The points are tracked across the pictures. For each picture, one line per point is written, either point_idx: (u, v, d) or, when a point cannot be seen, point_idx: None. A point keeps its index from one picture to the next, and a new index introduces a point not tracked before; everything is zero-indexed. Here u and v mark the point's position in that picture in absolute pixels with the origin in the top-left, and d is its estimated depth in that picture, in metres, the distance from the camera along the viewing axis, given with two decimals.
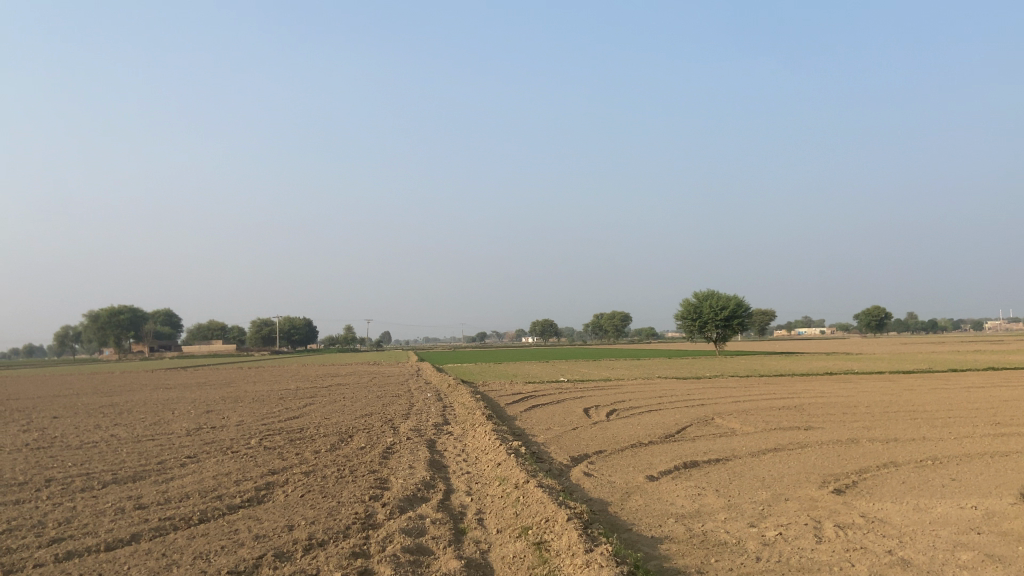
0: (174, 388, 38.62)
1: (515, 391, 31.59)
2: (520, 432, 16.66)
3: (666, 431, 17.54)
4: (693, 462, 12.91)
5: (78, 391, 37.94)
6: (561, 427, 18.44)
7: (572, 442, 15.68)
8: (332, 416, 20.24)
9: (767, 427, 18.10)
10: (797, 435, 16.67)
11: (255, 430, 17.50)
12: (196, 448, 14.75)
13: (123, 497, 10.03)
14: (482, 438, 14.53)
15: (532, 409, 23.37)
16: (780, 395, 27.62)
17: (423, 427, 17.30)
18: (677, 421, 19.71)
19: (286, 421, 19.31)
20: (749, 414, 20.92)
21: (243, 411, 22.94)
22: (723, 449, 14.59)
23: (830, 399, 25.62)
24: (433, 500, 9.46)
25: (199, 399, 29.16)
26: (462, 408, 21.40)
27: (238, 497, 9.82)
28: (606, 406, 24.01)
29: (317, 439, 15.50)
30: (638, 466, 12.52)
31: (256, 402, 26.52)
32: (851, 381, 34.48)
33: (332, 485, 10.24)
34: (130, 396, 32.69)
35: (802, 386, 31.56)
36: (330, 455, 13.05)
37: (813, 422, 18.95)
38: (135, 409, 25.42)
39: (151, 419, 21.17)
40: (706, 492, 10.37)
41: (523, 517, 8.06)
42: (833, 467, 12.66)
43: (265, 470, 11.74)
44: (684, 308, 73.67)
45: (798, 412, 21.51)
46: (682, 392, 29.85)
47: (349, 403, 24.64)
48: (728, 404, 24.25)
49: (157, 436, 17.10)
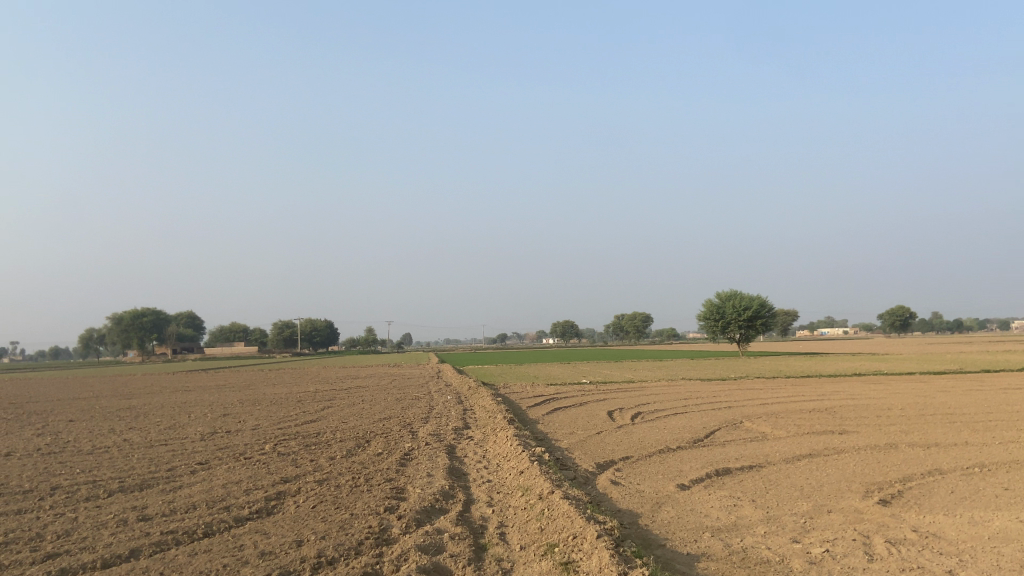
0: (194, 390, 38.50)
1: (537, 393, 30.95)
2: (543, 436, 16.05)
3: (695, 435, 16.87)
4: (727, 469, 12.24)
5: (97, 394, 37.90)
6: (584, 431, 17.81)
7: (597, 447, 15.06)
8: (350, 420, 19.75)
9: (800, 431, 17.36)
10: (833, 440, 15.90)
11: (271, 435, 17.05)
12: (209, 454, 14.30)
13: (126, 507, 9.57)
14: (503, 443, 13.94)
15: (554, 412, 22.74)
16: (810, 397, 26.80)
17: (443, 431, 16.75)
18: (705, 424, 19.00)
19: (302, 425, 18.86)
20: (779, 418, 20.13)
21: (259, 414, 22.54)
22: (756, 455, 13.89)
23: (862, 401, 24.71)
24: (451, 512, 8.90)
25: (218, 402, 28.87)
26: (482, 412, 20.84)
27: (246, 508, 9.31)
28: (631, 409, 23.34)
29: (333, 444, 15.00)
30: (668, 474, 11.88)
31: (273, 405, 26.13)
32: (882, 382, 33.51)
33: (345, 495, 9.72)
34: (149, 399, 32.53)
35: (831, 388, 30.62)
36: (346, 462, 12.53)
37: (847, 426, 18.18)
38: (152, 412, 25.13)
39: (166, 423, 20.84)
40: (743, 503, 9.70)
41: (549, 534, 7.47)
42: (876, 475, 11.94)
43: (276, 478, 11.24)
44: (707, 308, 72.56)
45: (831, 415, 20.72)
46: (707, 394, 29.03)
47: (367, 406, 24.17)
48: (757, 407, 23.42)
49: (171, 441, 16.70)
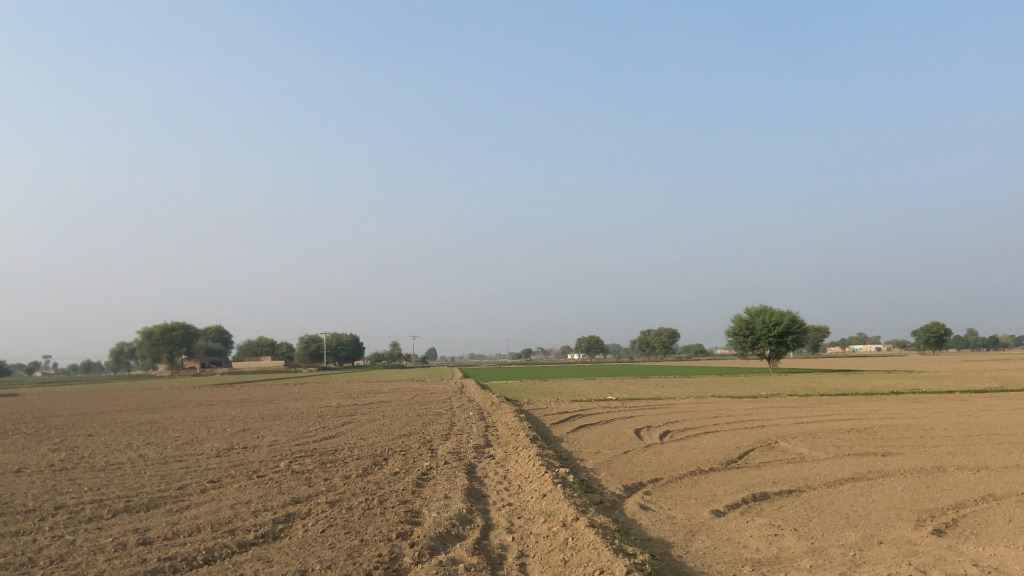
0: (217, 404, 38.34)
1: (562, 410, 30.29)
2: (568, 456, 15.38)
3: (728, 456, 16.07)
4: (764, 494, 11.46)
5: (121, 408, 37.76)
6: (611, 451, 17.09)
7: (624, 468, 14.35)
8: (369, 436, 19.21)
9: (840, 452, 16.49)
10: (876, 462, 15.01)
11: (287, 451, 16.59)
12: (222, 471, 13.83)
13: (128, 530, 9.08)
14: (525, 463, 13.29)
15: (579, 429, 22.02)
16: (847, 416, 25.80)
17: (463, 449, 16.12)
18: (738, 444, 18.19)
19: (320, 442, 18.38)
20: (817, 438, 19.20)
21: (279, 430, 22.10)
22: (794, 478, 13.08)
23: (903, 421, 23.64)
24: (468, 539, 8.30)
25: (239, 416, 28.57)
26: (506, 429, 20.22)
27: (251, 531, 8.76)
28: (659, 427, 22.53)
29: (349, 462, 14.46)
30: (701, 498, 11.13)
31: (294, 421, 25.73)
32: (921, 401, 32.26)
33: (357, 519, 9.14)
34: (172, 413, 32.37)
35: (868, 407, 29.48)
36: (360, 482, 11.97)
37: (889, 447, 17.25)
38: (172, 427, 24.80)
39: (185, 438, 20.51)
40: (785, 532, 8.96)
41: (572, 567, 6.83)
42: (927, 501, 11.08)
43: (288, 499, 10.70)
44: (736, 323, 71.25)
45: (871, 435, 19.75)
46: (738, 413, 28.11)
47: (389, 422, 23.63)
48: (791, 427, 22.47)
49: (186, 457, 16.30)
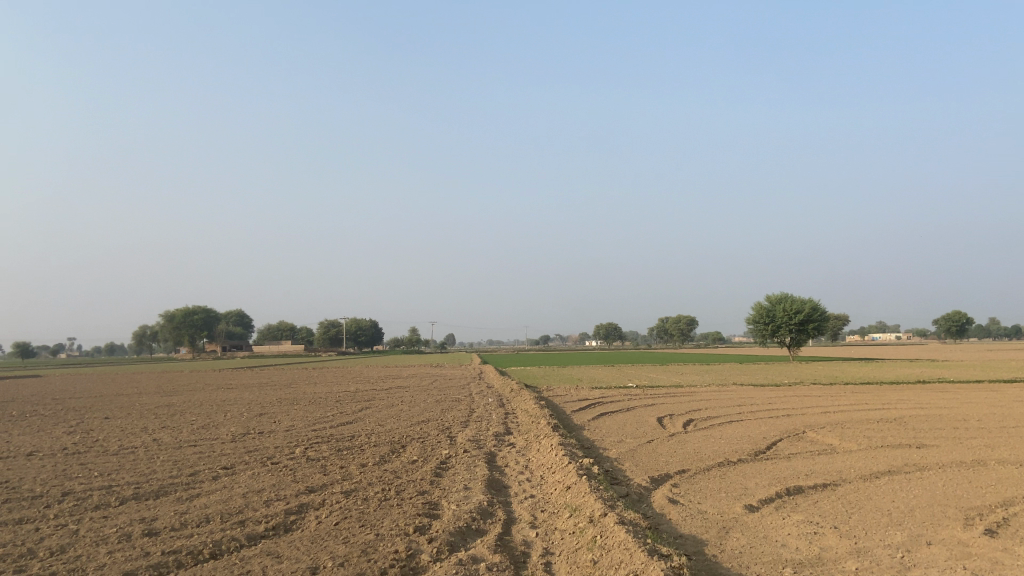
0: (235, 388, 38.28)
1: (582, 397, 29.78)
2: (591, 445, 14.87)
3: (755, 446, 15.49)
4: (798, 488, 10.89)
5: (139, 391, 37.75)
6: (634, 439, 16.57)
7: (649, 458, 13.84)
8: (387, 423, 18.81)
9: (872, 444, 15.84)
10: (912, 455, 14.35)
11: (302, 437, 16.22)
12: (236, 458, 13.49)
13: (134, 522, 8.71)
14: (547, 452, 12.79)
15: (600, 417, 21.52)
16: (875, 406, 25.05)
17: (483, 437, 15.66)
18: (764, 434, 17.59)
19: (337, 428, 18.00)
20: (846, 429, 18.55)
21: (295, 414, 21.86)
22: (828, 471, 12.49)
23: (934, 411, 22.86)
24: (490, 534, 7.85)
25: (256, 401, 28.29)
26: (526, 417, 19.74)
27: (262, 523, 8.37)
28: (682, 416, 21.93)
29: (365, 449, 14.06)
30: (732, 492, 10.57)
31: (311, 405, 25.47)
32: (949, 391, 31.35)
33: (372, 511, 8.72)
34: (189, 396, 32.18)
35: (895, 397, 28.69)
36: (377, 471, 11.56)
37: (923, 439, 16.56)
38: (188, 411, 24.56)
39: (200, 422, 20.26)
40: (825, 530, 8.44)
41: (602, 569, 6.34)
42: (972, 497, 10.45)
43: (301, 488, 10.32)
44: (756, 311, 70.33)
45: (902, 426, 19.06)
46: (762, 401, 27.46)
47: (406, 408, 23.22)
48: (818, 416, 21.81)
49: (200, 442, 16.00)
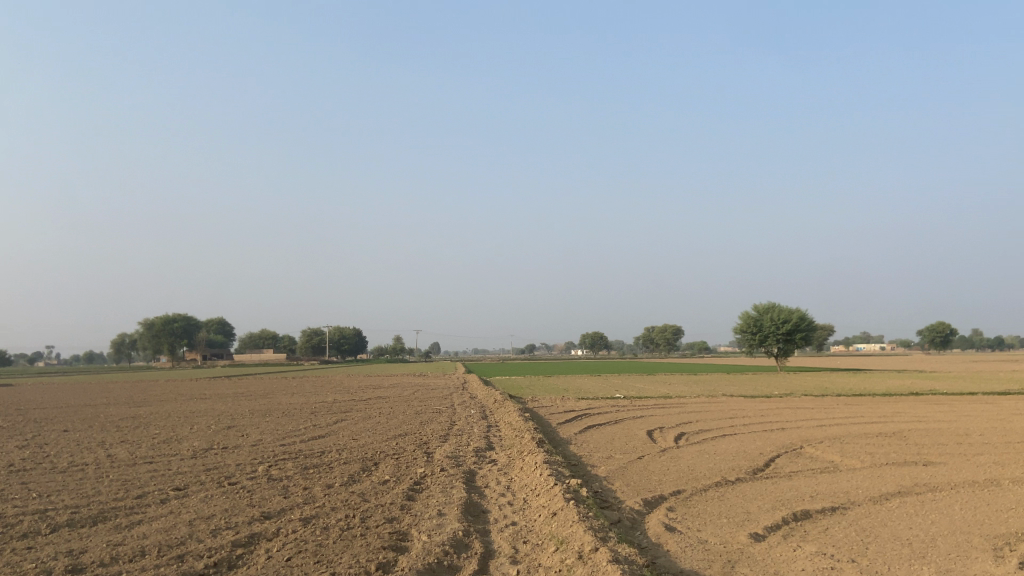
0: (210, 398, 36.98)
1: (568, 408, 28.77)
2: (579, 463, 13.85)
3: (753, 463, 14.55)
4: (806, 512, 9.92)
5: (109, 400, 36.39)
6: (623, 455, 15.61)
7: (641, 477, 12.84)
8: (361, 437, 17.71)
9: (877, 460, 14.93)
10: (921, 474, 13.45)
11: (269, 453, 15.13)
12: (192, 477, 12.36)
13: (56, 556, 7.62)
14: (531, 472, 11.78)
15: (587, 430, 20.55)
16: (872, 418, 24.20)
17: (463, 453, 14.61)
18: (760, 450, 16.68)
19: (307, 442, 16.89)
20: (845, 444, 17.63)
21: (266, 427, 20.74)
22: (834, 492, 11.53)
23: (934, 425, 22.00)
24: (464, 572, 6.83)
25: (228, 412, 27.01)
26: (509, 430, 18.72)
27: (202, 559, 7.30)
28: (672, 429, 20.98)
29: (334, 467, 12.99)
30: (734, 518, 9.57)
31: (285, 417, 24.34)
32: (945, 403, 30.62)
33: (332, 543, 7.68)
34: (159, 407, 30.90)
35: (890, 408, 27.89)
36: (343, 492, 10.49)
37: (929, 456, 15.68)
38: (155, 423, 23.32)
39: (163, 436, 19.07)
40: (843, 565, 7.49)
41: None
42: (996, 524, 9.52)
43: (255, 514, 9.22)
44: (744, 321, 69.72)
45: (904, 441, 18.18)
46: (754, 413, 26.60)
47: (384, 421, 22.10)
48: (814, 430, 20.91)
49: (157, 459, 14.82)
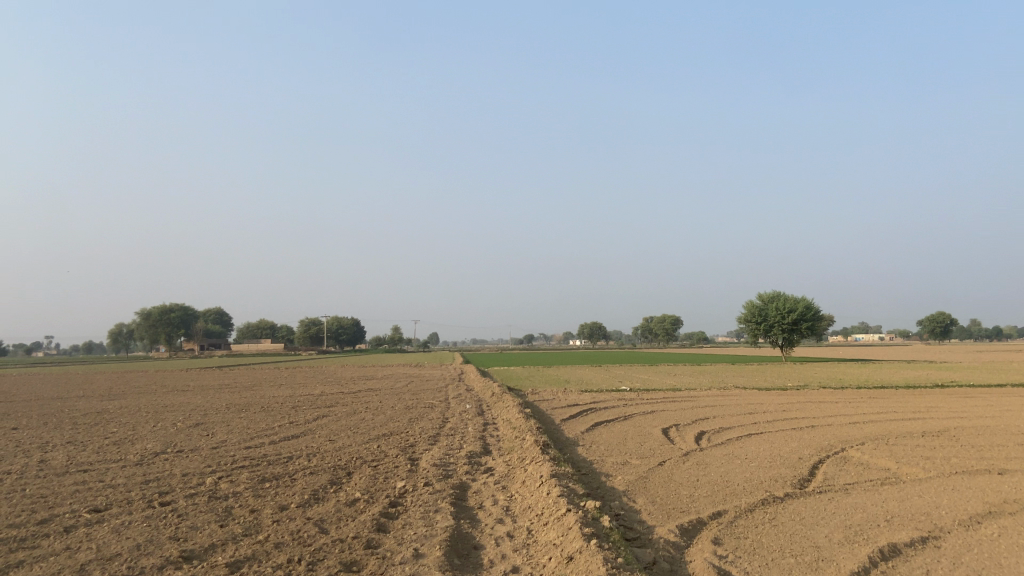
0: (189, 390, 34.52)
1: (574, 402, 26.45)
2: (592, 475, 11.50)
3: (798, 472, 12.26)
4: (893, 547, 7.69)
5: (83, 392, 33.98)
6: (642, 461, 13.28)
7: (668, 492, 10.55)
8: (337, 439, 15.35)
9: (941, 468, 12.65)
10: (1003, 486, 11.21)
11: (224, 460, 12.80)
12: (120, 494, 10.03)
13: None
14: (535, 489, 9.52)
15: (595, 428, 18.26)
16: (909, 413, 21.91)
17: (453, 461, 12.25)
18: (798, 454, 14.39)
19: (275, 445, 14.51)
20: (893, 445, 15.36)
21: (235, 425, 18.44)
22: (913, 515, 9.22)
23: (982, 422, 19.68)
24: None
25: (202, 407, 24.65)
26: (510, 430, 16.37)
27: None
28: (691, 427, 18.61)
29: (297, 480, 10.69)
30: (804, 557, 7.31)
31: (260, 413, 21.99)
32: (979, 397, 28.22)
33: None
34: (131, 401, 28.39)
35: (923, 402, 25.63)
36: (298, 519, 8.22)
37: (997, 462, 13.41)
38: (116, 420, 21.00)
39: (116, 436, 16.77)
40: None
41: None
42: None
43: (171, 555, 6.93)
44: (748, 310, 67.36)
45: (961, 443, 15.84)
46: (775, 408, 24.28)
47: (368, 418, 19.75)
48: (848, 428, 18.64)
49: (94, 466, 12.55)
